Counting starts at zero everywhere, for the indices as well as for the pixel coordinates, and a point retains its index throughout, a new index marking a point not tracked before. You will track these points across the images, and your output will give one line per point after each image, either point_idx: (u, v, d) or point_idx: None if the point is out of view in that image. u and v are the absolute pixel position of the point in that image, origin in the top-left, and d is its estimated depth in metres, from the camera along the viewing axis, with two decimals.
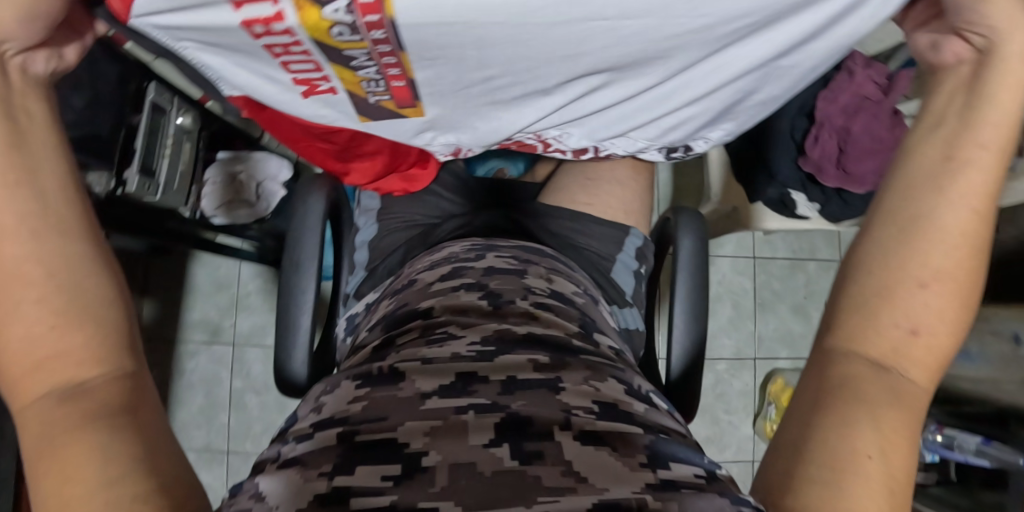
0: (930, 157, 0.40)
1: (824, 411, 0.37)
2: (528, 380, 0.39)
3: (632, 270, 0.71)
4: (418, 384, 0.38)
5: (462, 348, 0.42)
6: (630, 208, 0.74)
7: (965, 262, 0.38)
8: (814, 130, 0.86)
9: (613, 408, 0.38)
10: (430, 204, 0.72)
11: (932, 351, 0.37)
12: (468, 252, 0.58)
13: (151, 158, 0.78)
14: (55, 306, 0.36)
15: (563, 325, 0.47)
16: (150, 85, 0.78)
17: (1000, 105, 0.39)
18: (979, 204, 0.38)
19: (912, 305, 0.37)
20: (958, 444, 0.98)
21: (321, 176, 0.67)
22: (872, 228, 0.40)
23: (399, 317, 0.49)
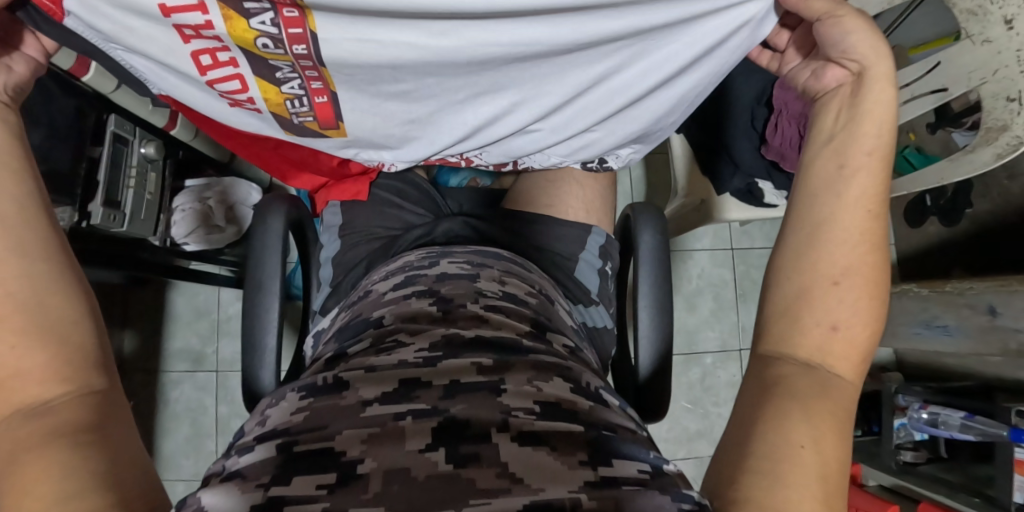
0: (826, 168, 0.45)
1: (762, 407, 0.39)
2: (470, 383, 0.38)
3: (596, 268, 0.71)
4: (361, 391, 0.37)
5: (409, 355, 0.41)
6: (591, 207, 0.75)
7: (867, 259, 0.43)
8: (773, 118, 0.84)
9: (557, 407, 0.38)
10: (391, 216, 0.72)
11: (854, 342, 0.41)
12: (422, 260, 0.57)
13: (116, 190, 0.74)
14: (17, 327, 0.36)
15: (514, 326, 0.47)
16: (110, 116, 0.74)
17: (877, 116, 0.45)
18: (873, 206, 0.44)
19: (829, 302, 0.42)
20: (943, 420, 0.98)
21: (275, 195, 0.66)
22: (788, 239, 0.45)
23: (353, 328, 0.48)
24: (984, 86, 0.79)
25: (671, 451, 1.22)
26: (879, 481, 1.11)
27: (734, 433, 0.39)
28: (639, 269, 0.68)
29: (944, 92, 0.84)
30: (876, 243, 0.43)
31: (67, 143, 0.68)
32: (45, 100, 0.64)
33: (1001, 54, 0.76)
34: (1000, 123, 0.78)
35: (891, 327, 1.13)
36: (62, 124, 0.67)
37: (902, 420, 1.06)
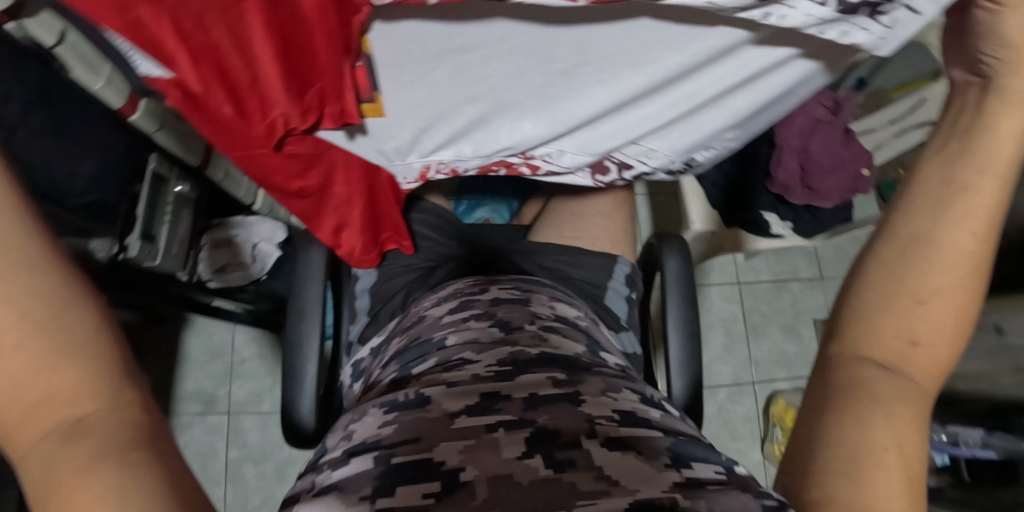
0: (932, 177, 0.39)
1: (830, 416, 0.38)
2: (549, 395, 0.38)
3: (624, 296, 0.73)
4: (446, 404, 0.37)
5: (481, 370, 0.42)
6: (616, 237, 0.78)
7: (964, 279, 0.37)
8: (777, 154, 0.92)
9: (632, 415, 0.39)
10: (426, 249, 0.73)
11: (935, 357, 0.38)
12: (473, 286, 0.59)
13: (152, 224, 0.76)
14: (34, 345, 0.29)
15: (573, 346, 0.49)
16: (152, 155, 0.76)
17: (1004, 134, 0.38)
18: (979, 227, 0.37)
19: (910, 320, 0.37)
20: (963, 440, 0.99)
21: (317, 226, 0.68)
22: (874, 246, 0.40)
23: (415, 350, 0.49)
24: None
25: None
26: None
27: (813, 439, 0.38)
28: (667, 295, 0.70)
29: None
30: (982, 263, 0.37)
31: (113, 178, 0.71)
32: (96, 134, 0.67)
33: None
34: None
35: None
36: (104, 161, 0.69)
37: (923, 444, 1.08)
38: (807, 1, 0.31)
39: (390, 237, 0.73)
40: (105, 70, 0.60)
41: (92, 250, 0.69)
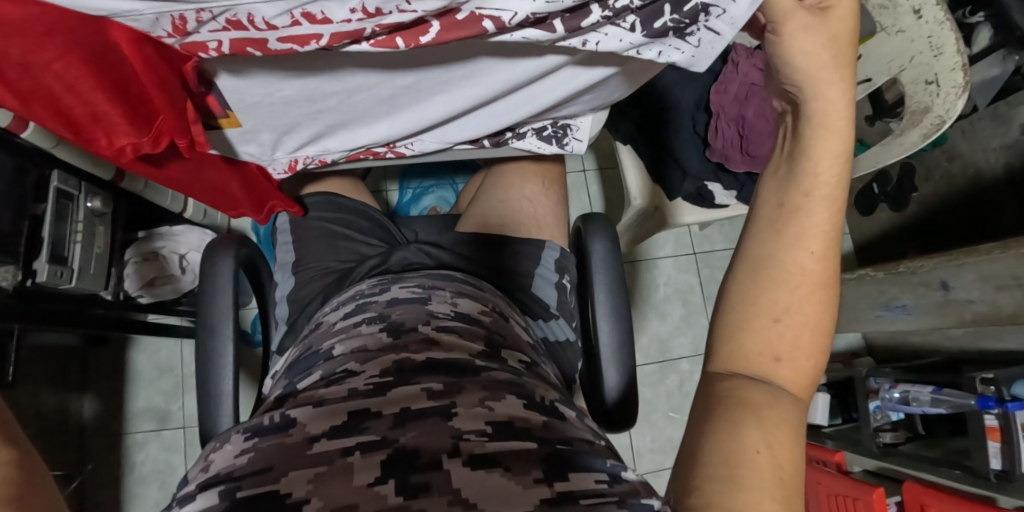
0: (770, 204, 0.50)
1: (716, 419, 0.43)
2: (421, 410, 0.39)
3: (553, 282, 0.72)
4: (308, 427, 0.38)
5: (360, 383, 0.43)
6: (543, 222, 0.77)
7: (813, 298, 0.47)
8: (713, 122, 0.92)
9: (507, 426, 0.39)
10: (345, 249, 0.70)
11: (797, 368, 0.46)
12: (374, 287, 0.63)
13: (62, 246, 0.71)
14: None
15: (466, 347, 0.49)
16: (54, 172, 0.70)
17: (818, 157, 0.49)
18: (817, 248, 0.48)
19: (770, 337, 0.47)
20: (914, 398, 1.00)
21: (224, 237, 0.65)
22: (737, 269, 0.50)
23: (305, 361, 0.51)
24: (903, 73, 0.83)
25: (659, 460, 1.20)
26: (864, 467, 1.08)
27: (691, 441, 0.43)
28: (594, 279, 0.69)
29: (868, 83, 0.89)
30: (826, 286, 0.47)
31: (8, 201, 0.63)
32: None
33: (915, 41, 0.81)
34: (922, 106, 0.80)
35: (854, 313, 1.15)
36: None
37: (877, 403, 1.07)
38: (614, 32, 0.40)
39: (307, 239, 0.71)
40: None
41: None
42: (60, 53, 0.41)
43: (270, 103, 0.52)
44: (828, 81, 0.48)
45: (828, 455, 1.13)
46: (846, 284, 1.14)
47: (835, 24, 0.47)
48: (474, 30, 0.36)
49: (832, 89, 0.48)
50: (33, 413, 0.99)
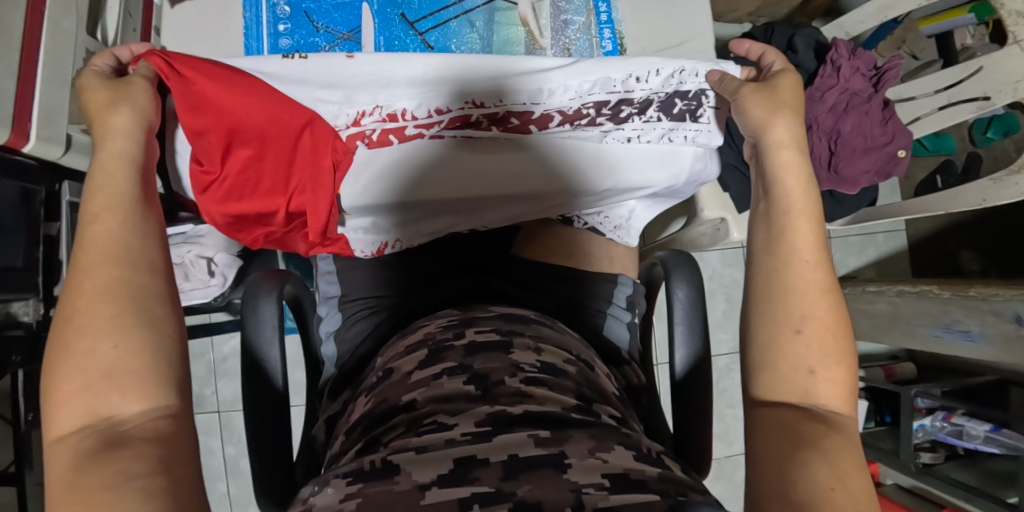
0: (760, 230, 0.50)
1: (786, 467, 0.37)
2: (530, 458, 0.35)
3: (625, 322, 0.65)
4: (416, 475, 0.34)
5: (457, 432, 0.38)
6: (613, 256, 0.70)
7: (824, 304, 0.45)
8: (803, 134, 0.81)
9: (626, 479, 0.35)
10: (384, 279, 0.65)
11: (835, 382, 0.43)
12: (445, 330, 0.52)
13: None
14: (121, 335, 0.38)
15: (560, 399, 0.44)
16: (63, 186, 0.68)
17: (785, 157, 0.51)
18: (811, 255, 0.47)
19: (798, 351, 0.44)
20: (966, 432, 1.00)
21: (263, 275, 0.61)
22: (749, 305, 0.47)
23: (380, 415, 0.45)
24: None
25: None
26: (897, 481, 1.10)
27: (775, 479, 0.37)
28: (673, 331, 0.63)
29: (984, 101, 0.78)
30: (832, 290, 0.46)
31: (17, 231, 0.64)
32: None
33: None
34: None
35: (911, 328, 1.10)
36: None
37: (923, 422, 1.05)
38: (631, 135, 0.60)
39: (352, 274, 0.66)
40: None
41: (17, 314, 0.66)
42: (260, 150, 0.55)
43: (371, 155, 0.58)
44: (777, 108, 0.52)
45: None
46: (905, 298, 1.08)
47: (783, 92, 0.53)
48: (544, 121, 0.58)
49: (784, 122, 0.52)
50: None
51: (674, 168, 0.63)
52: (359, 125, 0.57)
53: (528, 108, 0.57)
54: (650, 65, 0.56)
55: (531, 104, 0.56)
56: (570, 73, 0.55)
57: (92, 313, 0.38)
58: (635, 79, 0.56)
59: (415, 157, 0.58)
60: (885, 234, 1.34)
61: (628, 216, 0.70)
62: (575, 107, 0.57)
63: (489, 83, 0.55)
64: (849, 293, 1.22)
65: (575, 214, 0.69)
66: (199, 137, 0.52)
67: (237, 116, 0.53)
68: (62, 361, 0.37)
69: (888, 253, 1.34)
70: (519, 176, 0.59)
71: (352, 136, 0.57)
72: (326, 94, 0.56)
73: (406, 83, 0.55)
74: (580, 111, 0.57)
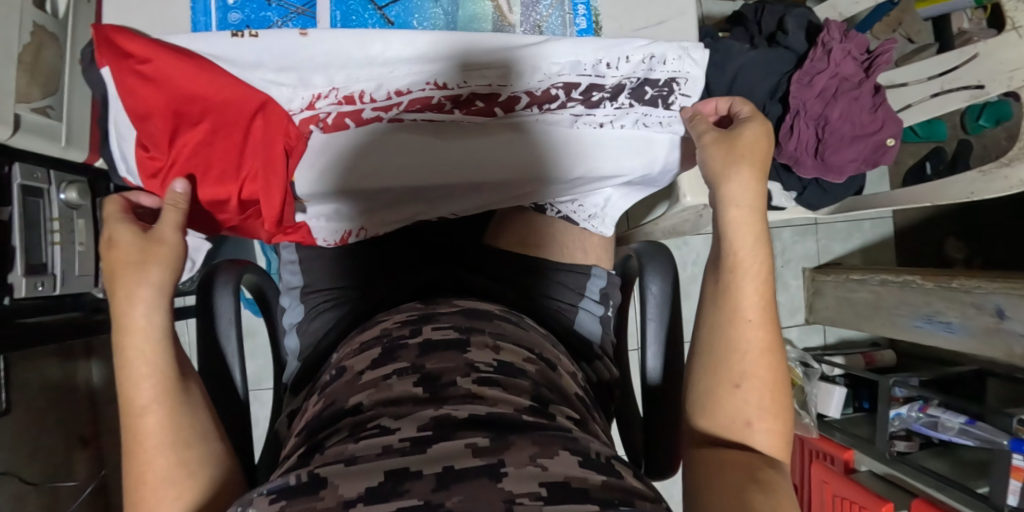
0: (709, 282, 0.49)
1: (728, 494, 0.40)
2: (465, 469, 0.34)
3: (598, 315, 0.63)
4: (342, 490, 0.33)
5: (394, 439, 0.36)
6: (589, 245, 0.67)
7: (765, 363, 0.46)
8: (789, 119, 0.77)
9: (565, 489, 0.33)
10: (348, 269, 0.61)
11: (773, 433, 0.46)
12: (401, 327, 0.50)
13: (37, 251, 0.70)
14: (176, 462, 0.41)
15: (514, 401, 0.42)
16: (14, 168, 0.65)
17: (735, 198, 0.48)
18: (757, 314, 0.47)
19: (736, 405, 0.46)
20: (942, 423, 0.99)
21: (224, 264, 0.58)
22: (696, 358, 0.49)
23: (325, 417, 0.42)
24: None
25: None
26: (871, 467, 1.11)
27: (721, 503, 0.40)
28: (645, 329, 0.61)
29: (979, 89, 0.76)
30: (773, 350, 0.47)
31: None
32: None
33: None
34: None
35: (891, 318, 1.09)
36: None
37: (899, 411, 1.04)
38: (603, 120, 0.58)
39: (313, 263, 0.62)
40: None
41: None
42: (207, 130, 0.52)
43: (330, 141, 0.56)
44: (734, 164, 0.49)
45: (836, 451, 1.15)
46: (888, 287, 1.08)
47: (743, 146, 0.50)
48: (512, 101, 0.54)
49: (738, 179, 0.48)
50: (40, 383, 0.97)
51: (648, 155, 0.61)
52: (314, 109, 0.53)
53: (494, 90, 0.53)
54: (625, 46, 0.52)
55: (499, 86, 0.53)
56: (536, 52, 0.51)
57: (148, 445, 0.41)
58: (608, 63, 0.52)
59: (375, 141, 0.56)
60: (872, 221, 1.32)
61: (603, 204, 0.67)
62: (544, 88, 0.53)
63: (452, 61, 0.51)
64: (833, 281, 1.22)
65: (548, 202, 0.66)
66: (144, 121, 0.51)
67: (178, 92, 0.50)
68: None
69: (874, 240, 1.33)
70: (480, 164, 0.57)
71: (306, 120, 0.54)
72: (279, 77, 0.51)
73: (365, 64, 0.50)
74: (550, 93, 0.54)
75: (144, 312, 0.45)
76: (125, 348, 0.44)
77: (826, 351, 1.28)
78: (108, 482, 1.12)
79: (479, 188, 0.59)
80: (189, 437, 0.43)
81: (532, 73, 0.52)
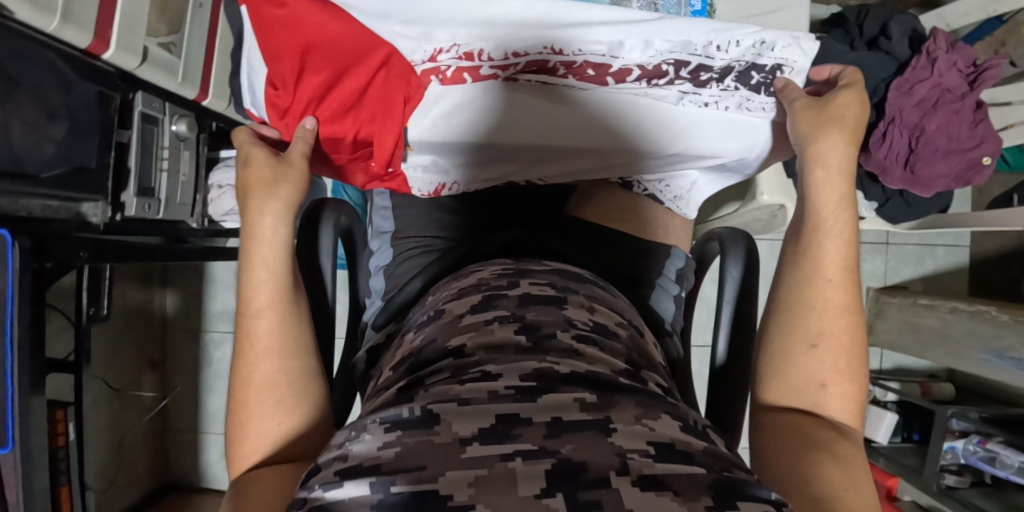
0: (791, 246, 0.53)
1: (802, 457, 0.44)
2: (575, 422, 0.35)
3: (672, 295, 0.64)
4: (456, 428, 0.35)
5: (500, 385, 0.38)
6: (669, 226, 0.68)
7: (841, 324, 0.49)
8: (882, 127, 0.75)
9: (672, 449, 0.35)
10: (440, 221, 0.65)
11: (844, 397, 0.49)
12: (499, 278, 0.52)
13: (147, 175, 0.73)
14: (278, 369, 0.45)
15: (610, 362, 0.43)
16: (137, 95, 0.69)
17: (826, 166, 0.52)
18: (836, 276, 0.50)
19: (811, 367, 0.49)
20: (1000, 460, 0.97)
21: (328, 202, 0.62)
22: (772, 319, 0.52)
23: (427, 354, 0.45)
24: None
25: None
26: (915, 498, 1.08)
27: (793, 465, 0.43)
28: (720, 313, 0.62)
29: None
30: (849, 311, 0.50)
31: (92, 136, 0.65)
32: (59, 88, 0.59)
33: None
34: None
35: (957, 348, 1.05)
36: (79, 113, 0.62)
37: (954, 444, 1.01)
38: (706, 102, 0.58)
39: (408, 210, 0.66)
40: (57, 6, 0.53)
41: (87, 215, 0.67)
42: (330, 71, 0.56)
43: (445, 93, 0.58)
44: (824, 128, 0.52)
45: (880, 477, 1.12)
46: (958, 315, 1.05)
47: (834, 110, 0.52)
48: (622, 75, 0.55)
49: (832, 142, 0.51)
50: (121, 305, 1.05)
51: (748, 140, 0.61)
52: (436, 62, 0.55)
53: (606, 63, 0.54)
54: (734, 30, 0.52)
55: (610, 57, 0.53)
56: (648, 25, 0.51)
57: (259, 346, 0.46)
58: (716, 45, 0.52)
59: (486, 97, 0.58)
60: (946, 248, 1.28)
61: (689, 188, 0.68)
62: (654, 63, 0.54)
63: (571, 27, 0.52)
64: (899, 304, 1.18)
65: (634, 179, 0.67)
66: (274, 61, 0.56)
67: (305, 35, 0.54)
68: (245, 425, 0.44)
69: (946, 268, 1.28)
70: (583, 128, 0.60)
71: (427, 71, 0.56)
72: (406, 29, 0.53)
73: (485, 24, 0.52)
74: (660, 68, 0.54)
75: (271, 222, 0.51)
76: (253, 253, 0.49)
77: (880, 375, 1.25)
78: (168, 406, 1.19)
79: (577, 153, 0.62)
80: (294, 349, 0.47)
81: (642, 46, 0.53)
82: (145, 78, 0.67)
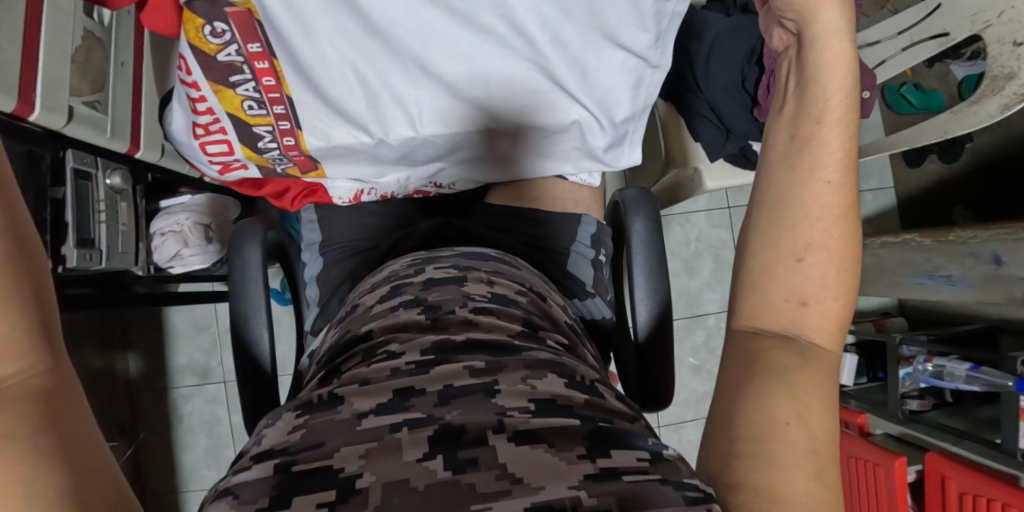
0: (778, 137, 0.40)
1: (747, 388, 0.36)
2: (463, 387, 0.37)
3: (589, 258, 0.68)
4: (356, 405, 0.37)
5: (401, 363, 0.41)
6: (580, 197, 0.74)
7: (836, 232, 0.38)
8: (765, 78, 0.82)
9: (552, 404, 0.36)
10: (369, 227, 0.70)
11: (829, 315, 0.37)
12: (408, 268, 0.57)
13: (86, 227, 0.76)
14: None
15: (505, 327, 0.46)
16: (67, 152, 0.72)
17: (829, 32, 0.39)
18: (837, 176, 0.38)
19: (793, 281, 0.38)
20: (948, 372, 0.99)
21: (252, 223, 0.64)
22: (752, 220, 0.41)
23: (344, 343, 0.48)
24: (988, 29, 0.84)
25: (682, 414, 1.26)
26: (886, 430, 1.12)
27: (732, 402, 0.36)
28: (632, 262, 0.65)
29: (946, 37, 0.90)
30: (847, 218, 0.38)
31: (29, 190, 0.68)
32: None
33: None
34: (1008, 71, 0.81)
35: (895, 278, 1.11)
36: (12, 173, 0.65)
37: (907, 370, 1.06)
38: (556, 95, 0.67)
39: (333, 219, 0.71)
40: None
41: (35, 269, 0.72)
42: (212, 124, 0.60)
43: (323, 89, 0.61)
44: None
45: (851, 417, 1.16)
46: (889, 247, 1.11)
47: None
48: None
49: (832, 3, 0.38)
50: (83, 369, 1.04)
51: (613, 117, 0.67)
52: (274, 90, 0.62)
53: None
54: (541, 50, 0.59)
55: None
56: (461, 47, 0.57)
57: None
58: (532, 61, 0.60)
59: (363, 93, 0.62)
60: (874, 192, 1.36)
61: None
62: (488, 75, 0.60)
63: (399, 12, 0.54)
64: None
65: None
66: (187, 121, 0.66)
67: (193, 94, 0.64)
68: None
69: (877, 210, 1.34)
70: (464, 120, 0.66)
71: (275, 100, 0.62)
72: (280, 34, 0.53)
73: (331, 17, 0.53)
74: None
75: None
76: None
77: None
78: (144, 466, 1.20)
79: (464, 141, 0.68)
80: None
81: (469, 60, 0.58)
82: (74, 134, 0.69)
